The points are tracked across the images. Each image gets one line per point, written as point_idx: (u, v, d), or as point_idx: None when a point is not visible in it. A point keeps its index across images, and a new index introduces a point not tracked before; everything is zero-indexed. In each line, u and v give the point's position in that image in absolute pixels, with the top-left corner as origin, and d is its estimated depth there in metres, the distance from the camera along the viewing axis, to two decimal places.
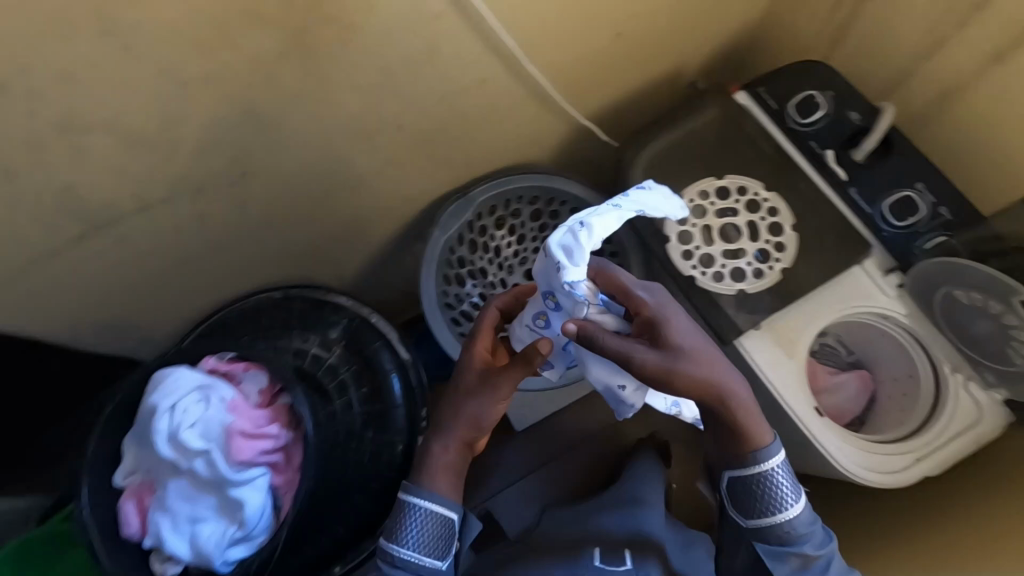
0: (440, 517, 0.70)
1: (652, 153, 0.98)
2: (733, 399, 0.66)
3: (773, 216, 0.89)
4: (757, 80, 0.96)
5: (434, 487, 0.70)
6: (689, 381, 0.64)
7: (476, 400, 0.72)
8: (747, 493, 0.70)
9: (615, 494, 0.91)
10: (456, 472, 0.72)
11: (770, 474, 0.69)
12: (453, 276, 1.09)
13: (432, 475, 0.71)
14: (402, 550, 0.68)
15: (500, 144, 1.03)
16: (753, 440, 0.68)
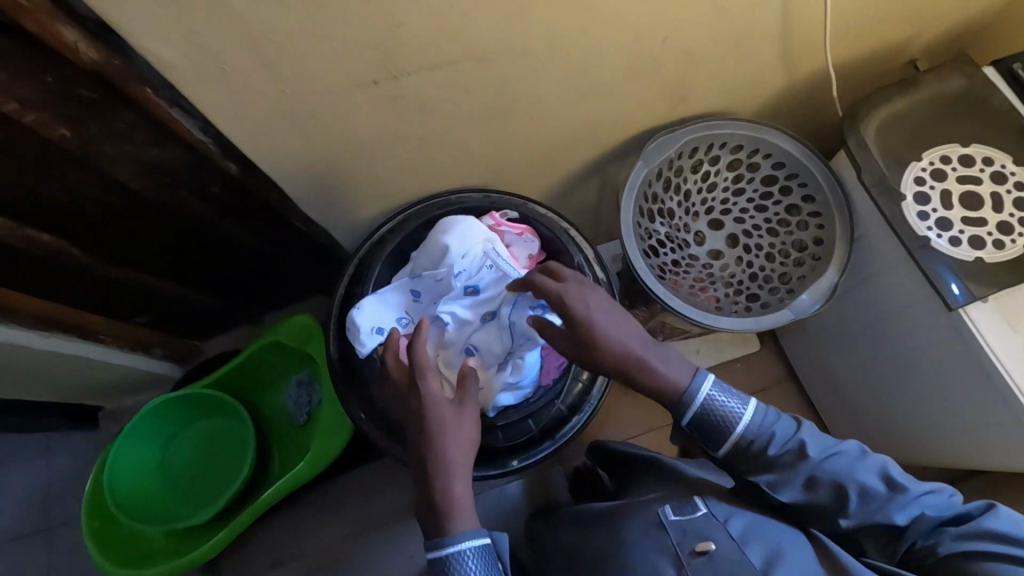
0: (485, 545, 0.71)
1: (886, 115, 0.96)
2: (658, 365, 0.74)
3: (1020, 189, 0.87)
4: (1014, 57, 0.94)
5: (462, 525, 0.71)
6: (595, 339, 0.74)
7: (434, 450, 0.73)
8: (710, 428, 0.73)
9: (680, 523, 0.74)
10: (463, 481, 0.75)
11: (710, 400, 0.73)
12: (644, 210, 1.09)
13: (456, 516, 0.71)
14: None
15: (726, 84, 1.02)
16: (672, 382, 0.73)
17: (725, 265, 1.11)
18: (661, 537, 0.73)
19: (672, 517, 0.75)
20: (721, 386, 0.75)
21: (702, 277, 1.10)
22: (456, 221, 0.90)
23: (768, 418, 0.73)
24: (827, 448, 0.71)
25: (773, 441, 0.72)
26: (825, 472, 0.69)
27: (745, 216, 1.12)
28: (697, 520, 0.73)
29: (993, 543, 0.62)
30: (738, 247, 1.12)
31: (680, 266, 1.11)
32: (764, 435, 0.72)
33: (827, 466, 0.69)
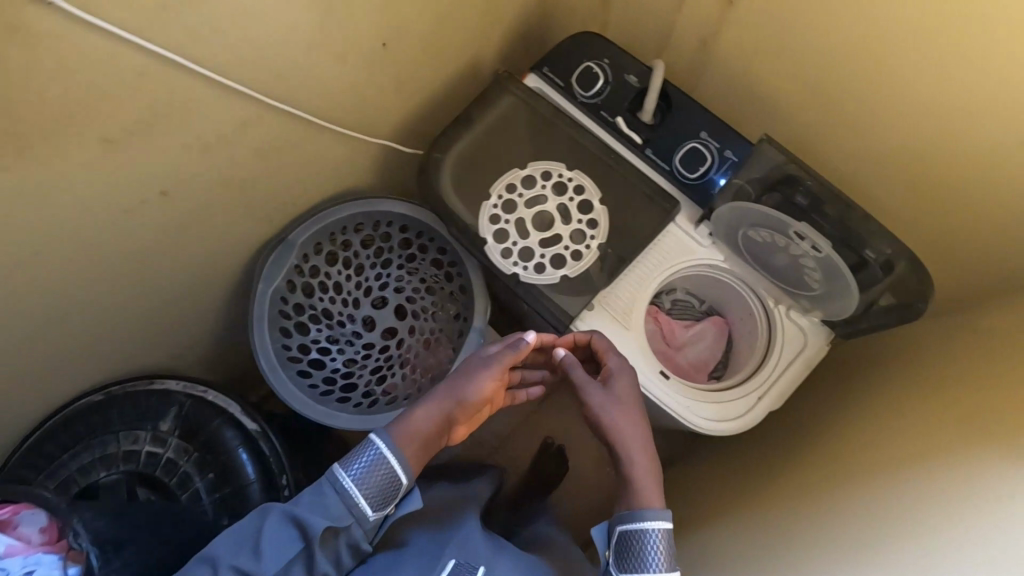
0: (388, 471, 0.70)
1: (457, 157, 0.94)
2: (637, 456, 0.73)
3: (580, 194, 0.89)
4: (542, 61, 0.95)
5: (399, 445, 0.73)
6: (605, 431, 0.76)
7: (467, 376, 0.80)
8: (626, 552, 0.67)
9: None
10: (433, 440, 0.77)
11: (644, 535, 0.67)
12: (291, 326, 1.02)
13: (411, 432, 0.75)
14: (345, 473, 0.68)
15: (307, 182, 0.96)
16: (642, 496, 0.70)
17: (401, 339, 1.07)
18: None
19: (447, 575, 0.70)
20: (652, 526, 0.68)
21: (382, 364, 1.05)
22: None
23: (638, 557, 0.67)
24: None
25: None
26: None
27: (402, 285, 1.09)
28: None
29: None
30: (407, 318, 1.08)
31: (355, 362, 1.05)
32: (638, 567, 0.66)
33: None
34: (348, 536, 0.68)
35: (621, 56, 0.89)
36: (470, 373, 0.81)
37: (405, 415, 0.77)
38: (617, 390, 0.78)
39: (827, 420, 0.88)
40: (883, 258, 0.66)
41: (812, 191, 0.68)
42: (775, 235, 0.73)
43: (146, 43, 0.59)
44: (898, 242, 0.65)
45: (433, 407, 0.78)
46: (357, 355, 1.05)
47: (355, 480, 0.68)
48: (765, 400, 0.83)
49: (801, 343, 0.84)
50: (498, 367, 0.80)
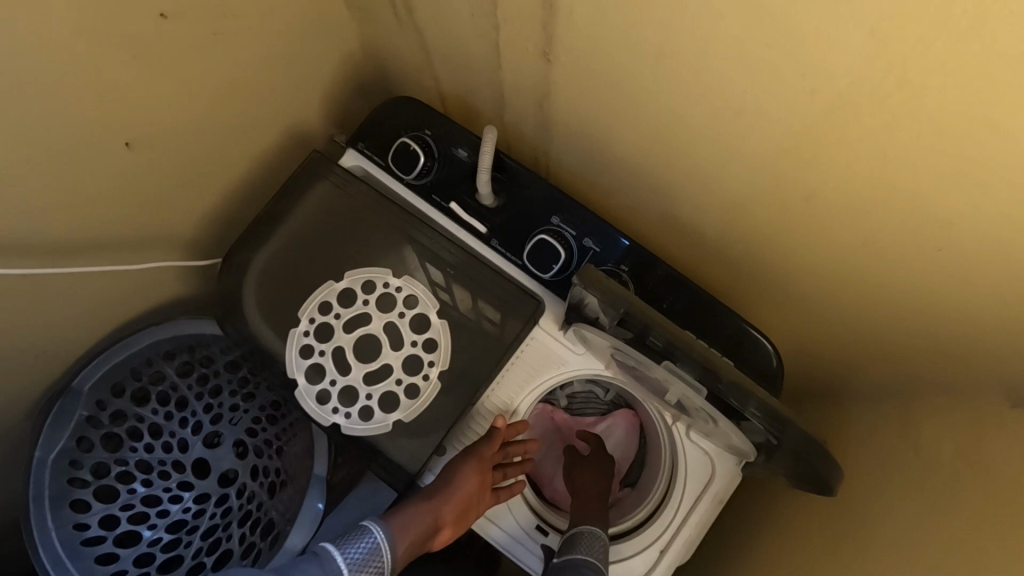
0: (380, 566, 0.60)
1: (259, 271, 0.73)
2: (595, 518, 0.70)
3: (413, 307, 0.69)
4: (357, 133, 0.75)
5: (398, 530, 0.63)
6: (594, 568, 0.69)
7: (458, 461, 0.68)
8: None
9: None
10: (423, 541, 0.65)
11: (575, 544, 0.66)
12: (89, 495, 0.80)
13: (408, 519, 0.65)
14: (341, 556, 0.59)
15: (79, 318, 0.76)
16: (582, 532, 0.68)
17: (243, 485, 0.86)
18: None
19: None
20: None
21: (217, 523, 0.84)
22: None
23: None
24: None
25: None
26: None
27: (240, 415, 0.89)
28: None
29: None
30: (248, 456, 0.87)
31: (184, 524, 0.83)
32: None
33: None
34: None
35: (447, 125, 0.71)
36: (445, 484, 0.67)
37: (445, 488, 0.67)
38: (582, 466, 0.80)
39: (752, 555, 0.70)
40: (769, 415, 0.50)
41: (667, 333, 0.53)
42: (643, 365, 0.59)
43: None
44: (777, 401, 0.49)
45: (471, 471, 0.68)
46: (184, 516, 0.83)
47: (351, 568, 0.58)
48: (668, 554, 0.66)
49: (709, 473, 0.66)
50: (479, 464, 0.68)
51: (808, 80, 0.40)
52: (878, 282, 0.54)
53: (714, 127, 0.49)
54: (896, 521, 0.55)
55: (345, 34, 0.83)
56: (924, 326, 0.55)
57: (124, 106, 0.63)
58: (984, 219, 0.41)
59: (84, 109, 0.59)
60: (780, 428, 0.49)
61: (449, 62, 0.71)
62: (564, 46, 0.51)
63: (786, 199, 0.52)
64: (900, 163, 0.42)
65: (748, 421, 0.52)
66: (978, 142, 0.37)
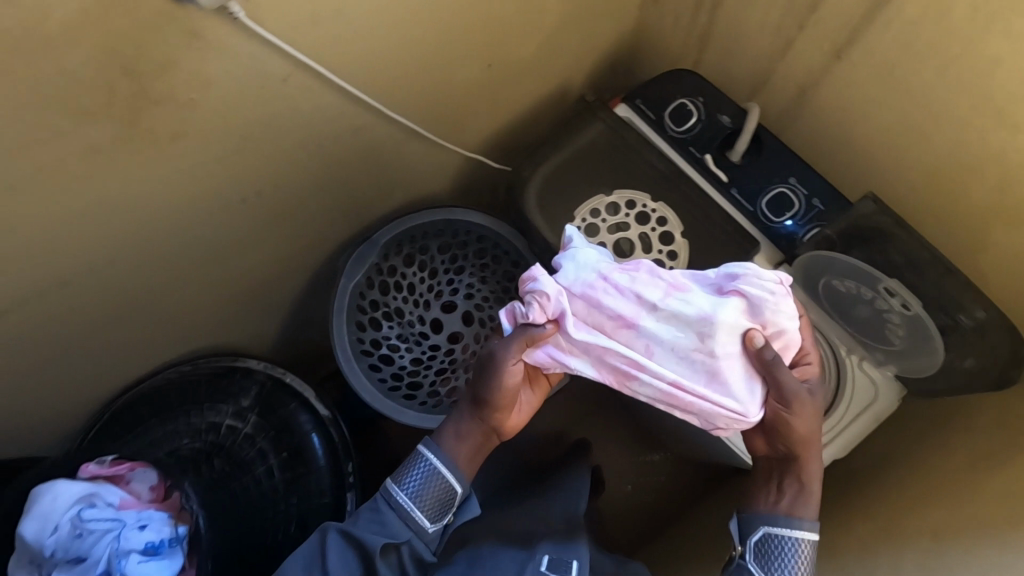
0: (444, 483, 0.70)
1: (543, 175, 0.97)
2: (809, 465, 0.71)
3: (662, 225, 0.91)
4: (636, 92, 0.98)
5: (450, 448, 0.73)
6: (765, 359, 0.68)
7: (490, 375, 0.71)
8: (768, 552, 0.68)
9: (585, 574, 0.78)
10: (480, 441, 0.75)
11: (791, 543, 0.67)
12: (366, 320, 1.07)
13: (464, 439, 0.74)
14: (401, 491, 0.69)
15: (396, 186, 1.02)
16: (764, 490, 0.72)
17: (466, 345, 1.11)
18: None
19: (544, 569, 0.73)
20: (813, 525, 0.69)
21: (446, 366, 1.09)
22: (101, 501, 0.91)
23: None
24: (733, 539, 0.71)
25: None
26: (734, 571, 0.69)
27: (472, 291, 1.12)
28: None
29: None
30: (474, 324, 1.12)
31: (421, 361, 1.09)
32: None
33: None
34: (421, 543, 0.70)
35: (717, 96, 0.92)
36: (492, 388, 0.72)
37: (494, 387, 0.72)
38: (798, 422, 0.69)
39: (882, 478, 0.88)
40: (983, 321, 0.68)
41: (908, 251, 0.71)
42: (862, 285, 0.75)
43: (277, 46, 0.64)
44: (990, 308, 0.67)
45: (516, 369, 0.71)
46: (423, 356, 1.09)
47: (414, 496, 0.69)
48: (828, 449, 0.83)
49: (871, 396, 0.84)
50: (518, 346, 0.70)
51: None
52: None
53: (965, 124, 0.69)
54: None
55: (628, 20, 1.06)
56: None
57: (504, 35, 0.88)
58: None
59: (488, 31, 0.85)
60: (989, 329, 0.67)
61: (726, 52, 0.93)
62: (863, 47, 0.73)
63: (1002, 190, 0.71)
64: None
65: (954, 332, 0.70)
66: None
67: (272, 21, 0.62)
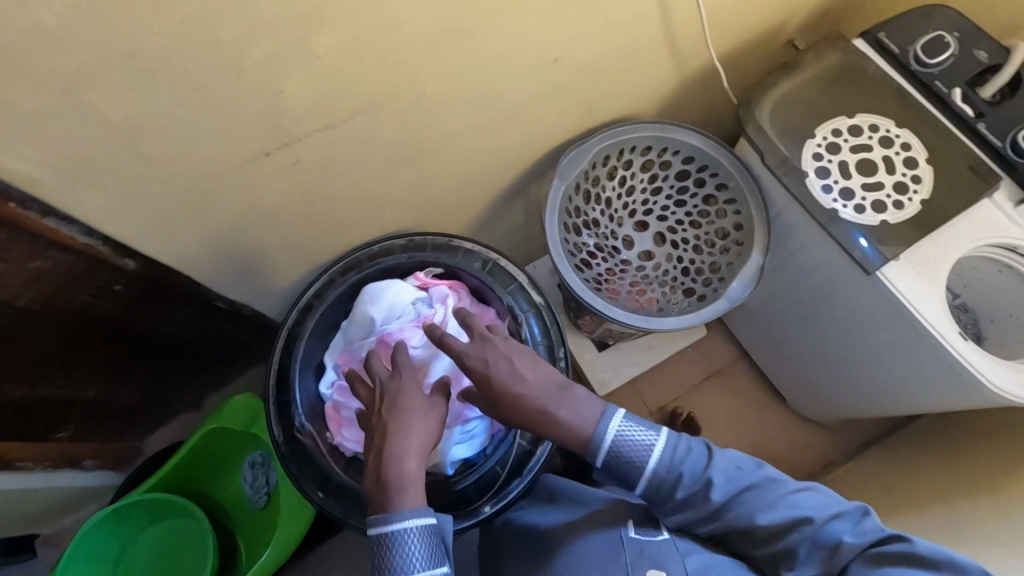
0: (427, 533, 0.70)
1: (780, 98, 1.00)
2: (565, 406, 0.78)
3: (906, 150, 0.92)
4: (880, 27, 1.00)
5: (406, 505, 0.70)
6: (506, 388, 0.78)
7: (396, 443, 0.73)
8: (625, 456, 0.77)
9: (636, 543, 0.77)
10: (424, 451, 0.75)
11: (616, 442, 0.77)
12: (569, 224, 1.09)
13: (409, 487, 0.71)
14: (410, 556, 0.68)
15: (626, 95, 1.05)
16: (578, 424, 0.77)
17: (656, 264, 1.13)
18: (620, 556, 0.76)
19: (631, 535, 0.78)
20: (632, 419, 0.79)
21: (637, 281, 1.12)
22: (379, 290, 0.95)
23: (680, 454, 0.77)
24: (740, 480, 0.75)
25: (682, 483, 0.75)
26: (733, 508, 0.74)
27: (667, 214, 1.14)
28: (656, 544, 0.76)
29: (901, 567, 0.65)
30: (665, 245, 1.14)
31: (614, 273, 1.12)
32: (674, 474, 0.76)
33: (785, 515, 0.72)
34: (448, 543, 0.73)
35: (975, 34, 0.93)
36: (394, 447, 0.73)
37: (398, 452, 0.73)
38: (520, 366, 0.79)
39: None
40: None
41: None
42: None
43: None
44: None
45: (417, 429, 0.75)
46: (616, 268, 1.11)
47: (415, 541, 0.69)
48: None
49: None
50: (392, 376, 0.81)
51: None
52: None
53: None
54: None
55: None
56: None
57: None
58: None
59: None
60: None
61: None
62: None
63: None
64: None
65: None
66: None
67: None
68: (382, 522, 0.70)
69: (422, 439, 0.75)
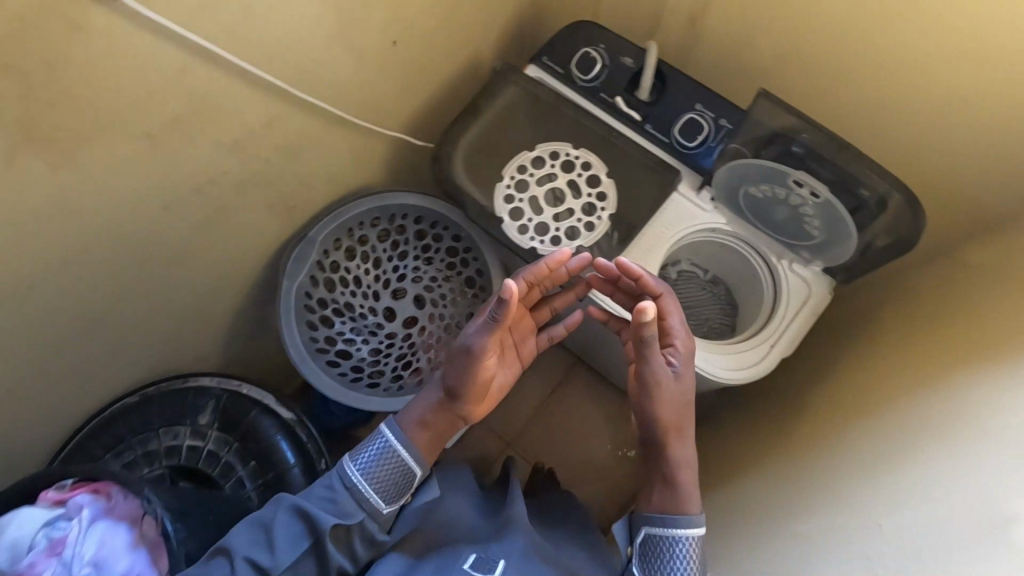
0: (400, 465, 0.79)
1: (469, 146, 1.00)
2: (684, 448, 0.80)
3: (587, 169, 0.94)
4: (541, 51, 1.01)
5: (413, 441, 0.82)
6: (652, 386, 0.78)
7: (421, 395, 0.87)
8: (651, 554, 0.74)
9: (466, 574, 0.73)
10: (432, 434, 0.84)
11: (676, 540, 0.73)
12: (316, 319, 1.06)
13: (411, 428, 0.83)
14: (353, 466, 0.78)
15: (327, 181, 1.02)
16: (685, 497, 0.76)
17: (422, 327, 1.12)
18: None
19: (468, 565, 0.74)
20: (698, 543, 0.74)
21: (405, 352, 1.10)
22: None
23: None
24: None
25: None
26: None
27: (419, 274, 1.13)
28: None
29: None
30: (426, 306, 1.12)
31: (380, 352, 1.09)
32: None
33: None
34: (370, 524, 0.76)
35: (615, 41, 0.96)
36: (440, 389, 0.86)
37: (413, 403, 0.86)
38: (682, 372, 0.81)
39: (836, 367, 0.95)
40: (881, 196, 0.72)
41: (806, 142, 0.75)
42: (776, 183, 0.79)
43: (182, 32, 0.64)
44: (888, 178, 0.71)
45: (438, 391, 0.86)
46: (381, 345, 1.09)
47: (364, 475, 0.78)
48: (773, 349, 0.89)
49: (805, 294, 0.90)
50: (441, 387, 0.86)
51: None
52: None
53: None
54: (961, 297, 0.79)
55: None
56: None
57: (406, 9, 0.89)
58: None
59: (390, 8, 0.86)
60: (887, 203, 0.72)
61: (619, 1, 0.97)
62: None
63: None
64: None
65: (861, 209, 0.75)
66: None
67: (165, 7, 0.61)
68: (457, 344, 0.84)
69: (432, 402, 0.86)
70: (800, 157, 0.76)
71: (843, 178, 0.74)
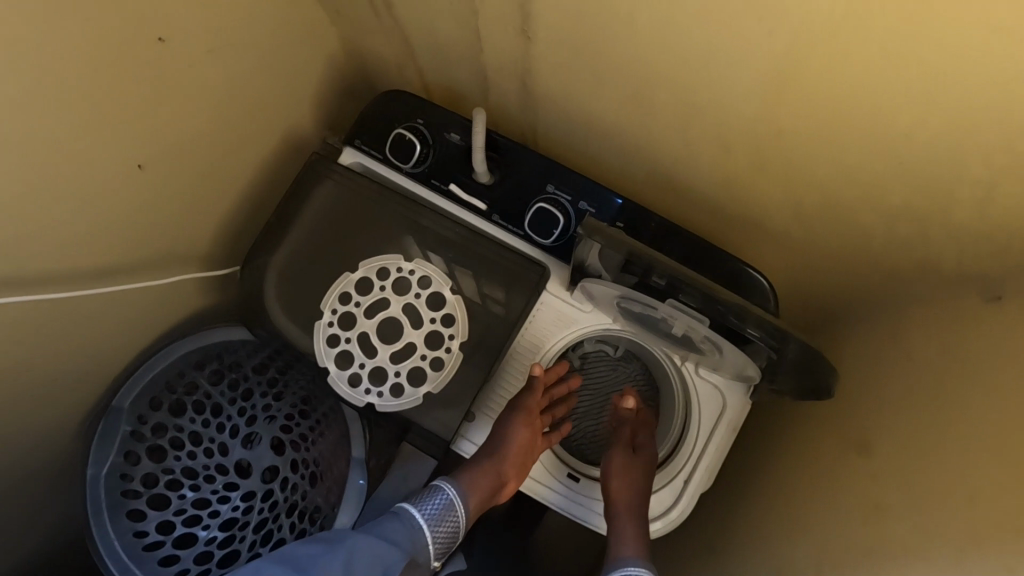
0: (455, 521, 0.68)
1: (281, 269, 0.77)
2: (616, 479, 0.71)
3: (427, 286, 0.73)
4: (352, 130, 0.79)
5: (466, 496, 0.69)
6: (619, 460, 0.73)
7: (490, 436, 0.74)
8: None
9: None
10: (490, 495, 0.71)
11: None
12: (143, 504, 0.85)
13: (475, 478, 0.70)
14: (419, 513, 0.66)
15: (114, 343, 0.80)
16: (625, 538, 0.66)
17: (285, 479, 0.91)
18: None
19: None
20: None
21: (266, 517, 0.89)
22: None
23: None
24: None
25: None
26: None
27: (272, 413, 0.93)
28: None
29: None
30: (286, 451, 0.92)
31: (235, 521, 0.88)
32: None
33: None
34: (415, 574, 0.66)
35: (436, 113, 0.75)
36: (498, 441, 0.72)
37: (500, 443, 0.72)
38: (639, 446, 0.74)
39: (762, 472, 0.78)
40: (770, 333, 0.55)
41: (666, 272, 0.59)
42: (648, 306, 0.63)
43: None
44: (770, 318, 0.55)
45: (523, 425, 0.73)
46: (234, 514, 0.88)
47: (429, 522, 0.66)
48: (691, 484, 0.70)
49: (720, 405, 0.70)
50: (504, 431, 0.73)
51: (758, 36, 0.45)
52: (841, 215, 0.61)
53: (681, 83, 0.54)
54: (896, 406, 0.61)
55: (326, 39, 0.86)
56: (899, 234, 0.59)
57: (136, 130, 0.66)
58: (940, 124, 0.46)
59: (105, 137, 0.63)
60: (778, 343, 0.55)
61: (433, 56, 0.75)
62: (540, 21, 0.56)
63: (751, 140, 0.57)
64: (855, 86, 0.46)
65: (751, 343, 0.58)
66: (935, 55, 0.41)
67: None
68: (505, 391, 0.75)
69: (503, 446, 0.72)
70: (664, 292, 0.60)
71: (721, 313, 0.58)
